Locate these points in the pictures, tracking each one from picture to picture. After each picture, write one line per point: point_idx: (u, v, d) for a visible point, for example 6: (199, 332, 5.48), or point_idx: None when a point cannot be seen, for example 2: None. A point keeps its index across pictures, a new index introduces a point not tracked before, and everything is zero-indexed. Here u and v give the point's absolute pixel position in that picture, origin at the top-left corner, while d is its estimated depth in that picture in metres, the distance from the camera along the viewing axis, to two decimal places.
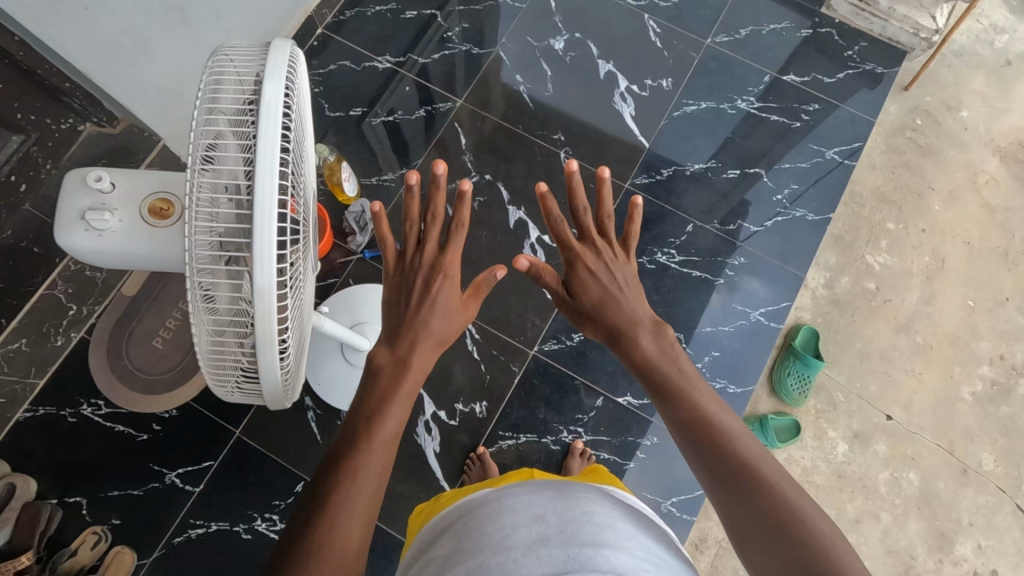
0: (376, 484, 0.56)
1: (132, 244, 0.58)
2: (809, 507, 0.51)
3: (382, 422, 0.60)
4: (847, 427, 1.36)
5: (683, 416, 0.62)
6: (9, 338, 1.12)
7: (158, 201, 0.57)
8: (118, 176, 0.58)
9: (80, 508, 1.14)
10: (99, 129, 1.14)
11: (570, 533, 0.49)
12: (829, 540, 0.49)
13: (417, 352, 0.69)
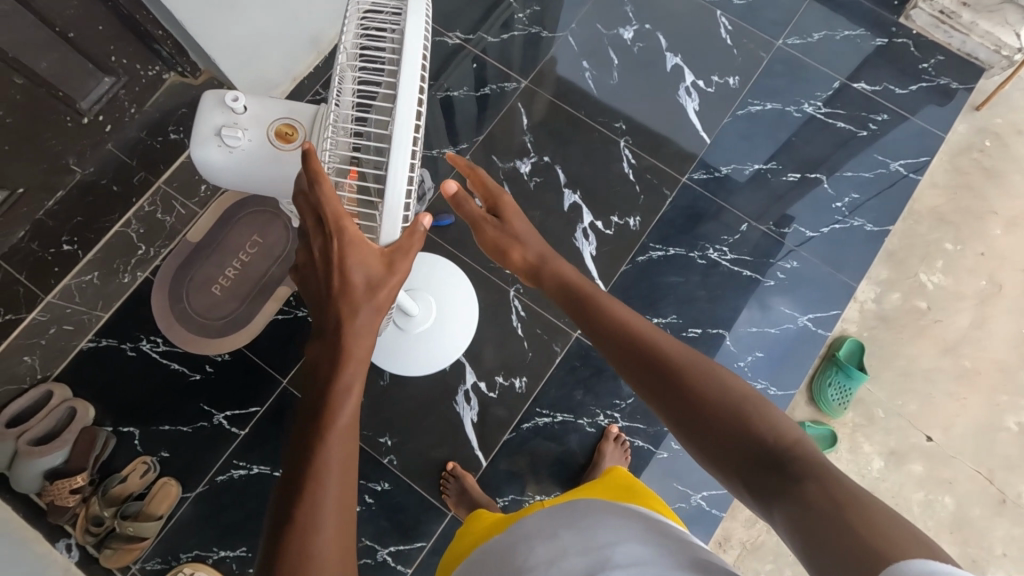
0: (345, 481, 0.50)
1: (258, 158, 0.75)
2: (752, 397, 0.55)
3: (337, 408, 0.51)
4: (884, 443, 1.34)
5: (623, 351, 0.66)
6: (83, 270, 1.20)
7: (283, 127, 0.74)
8: (250, 102, 0.74)
9: (132, 439, 1.20)
10: (182, 79, 1.22)
11: (585, 544, 0.55)
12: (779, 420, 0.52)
13: (354, 336, 0.52)
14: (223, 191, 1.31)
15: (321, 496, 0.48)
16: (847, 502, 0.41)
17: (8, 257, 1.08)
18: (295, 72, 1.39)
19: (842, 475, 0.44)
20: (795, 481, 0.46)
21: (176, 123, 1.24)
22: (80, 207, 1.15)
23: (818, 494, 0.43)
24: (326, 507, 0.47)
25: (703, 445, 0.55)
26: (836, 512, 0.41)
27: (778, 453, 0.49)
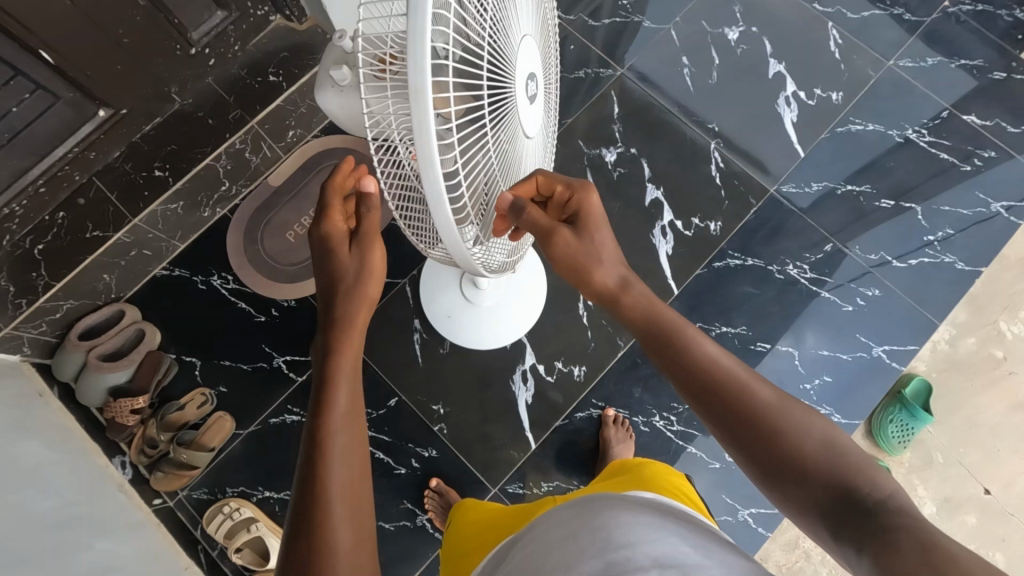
0: (355, 447, 0.60)
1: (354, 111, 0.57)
2: (826, 438, 0.54)
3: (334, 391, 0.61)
4: (938, 489, 1.30)
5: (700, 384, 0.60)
6: (170, 199, 1.19)
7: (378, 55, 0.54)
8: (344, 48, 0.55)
9: (193, 368, 1.22)
10: (286, 24, 1.20)
11: (603, 540, 0.50)
12: (878, 475, 0.51)
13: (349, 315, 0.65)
14: (310, 139, 1.33)
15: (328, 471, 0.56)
16: (938, 543, 0.40)
17: (103, 175, 1.10)
18: None
19: (927, 527, 0.42)
20: (873, 532, 0.45)
21: (276, 66, 1.21)
22: (175, 134, 1.15)
23: (911, 540, 0.41)
24: (336, 471, 0.57)
25: (779, 493, 0.55)
26: (919, 557, 0.39)
27: (858, 500, 0.48)
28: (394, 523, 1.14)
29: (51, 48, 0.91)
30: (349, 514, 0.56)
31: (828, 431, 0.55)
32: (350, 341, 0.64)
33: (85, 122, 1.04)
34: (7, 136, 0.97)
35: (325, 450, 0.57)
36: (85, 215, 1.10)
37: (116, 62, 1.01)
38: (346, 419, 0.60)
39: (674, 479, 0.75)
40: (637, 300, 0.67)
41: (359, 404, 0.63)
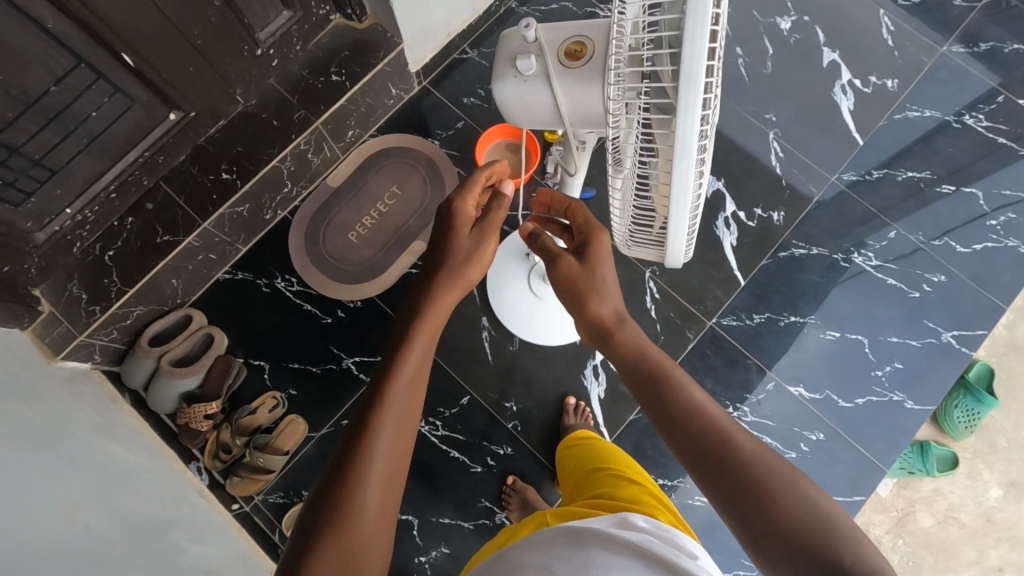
0: (406, 418, 0.56)
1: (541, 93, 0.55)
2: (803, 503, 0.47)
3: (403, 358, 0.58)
4: (1005, 473, 1.30)
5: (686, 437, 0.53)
6: (238, 202, 1.17)
7: (576, 42, 0.51)
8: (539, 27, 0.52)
9: (261, 372, 1.21)
10: (347, 23, 1.21)
11: None
12: (874, 556, 0.43)
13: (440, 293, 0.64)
14: (367, 138, 1.32)
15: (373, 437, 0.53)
16: None
17: (169, 179, 1.12)
18: (452, 27, 1.32)
19: None
20: None
21: (338, 65, 1.19)
22: (241, 136, 1.15)
23: None
24: (379, 440, 0.53)
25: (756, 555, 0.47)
26: None
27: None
28: (472, 521, 1.14)
29: (134, 50, 0.90)
30: (384, 475, 0.53)
31: (826, 503, 0.47)
32: (436, 307, 0.63)
33: (156, 126, 1.04)
34: (85, 140, 0.96)
35: (374, 418, 0.54)
36: (154, 220, 1.11)
37: (190, 64, 1.00)
38: (412, 380, 0.58)
39: (655, 493, 0.73)
40: (632, 335, 0.62)
41: (425, 372, 0.60)
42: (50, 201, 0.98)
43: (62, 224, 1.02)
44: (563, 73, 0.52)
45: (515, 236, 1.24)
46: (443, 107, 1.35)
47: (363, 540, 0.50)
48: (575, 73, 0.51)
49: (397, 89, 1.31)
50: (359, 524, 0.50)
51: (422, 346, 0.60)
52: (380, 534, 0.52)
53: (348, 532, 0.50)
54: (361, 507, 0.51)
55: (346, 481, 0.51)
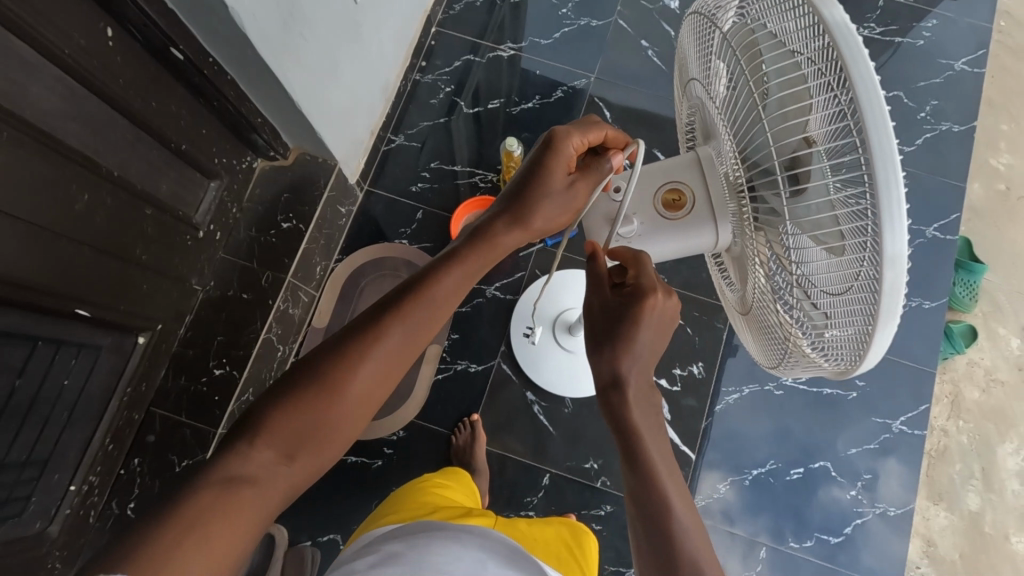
0: (355, 405, 0.58)
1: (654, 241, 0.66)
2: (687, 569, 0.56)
3: (378, 339, 0.59)
4: (1016, 322, 1.41)
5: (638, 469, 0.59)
6: (243, 391, 1.07)
7: (671, 193, 0.64)
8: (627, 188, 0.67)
9: (336, 545, 1.13)
10: (271, 163, 1.12)
11: None
12: None
13: (447, 274, 0.65)
14: (334, 266, 1.25)
15: (310, 404, 0.56)
16: None
17: (160, 402, 1.01)
18: (372, 124, 1.26)
19: None
20: None
21: (285, 211, 1.12)
22: (218, 324, 1.06)
23: None
24: (320, 409, 0.56)
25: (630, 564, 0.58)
26: None
27: None
28: None
29: (87, 302, 0.80)
30: (365, 397, 0.59)
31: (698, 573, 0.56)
32: (441, 289, 0.64)
33: (129, 359, 0.93)
34: (67, 412, 0.84)
35: (324, 386, 0.57)
36: (164, 450, 1.02)
37: (142, 281, 0.90)
38: (425, 328, 0.63)
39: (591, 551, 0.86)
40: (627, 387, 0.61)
41: (397, 365, 0.61)
42: (52, 489, 0.86)
43: (71, 502, 0.90)
44: (663, 223, 0.65)
45: (525, 294, 1.22)
46: (395, 204, 1.30)
47: (323, 434, 0.56)
48: (681, 219, 0.63)
49: (346, 206, 1.25)
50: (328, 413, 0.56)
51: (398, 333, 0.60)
52: (342, 433, 0.58)
53: (316, 411, 0.56)
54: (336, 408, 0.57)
55: (337, 377, 0.57)
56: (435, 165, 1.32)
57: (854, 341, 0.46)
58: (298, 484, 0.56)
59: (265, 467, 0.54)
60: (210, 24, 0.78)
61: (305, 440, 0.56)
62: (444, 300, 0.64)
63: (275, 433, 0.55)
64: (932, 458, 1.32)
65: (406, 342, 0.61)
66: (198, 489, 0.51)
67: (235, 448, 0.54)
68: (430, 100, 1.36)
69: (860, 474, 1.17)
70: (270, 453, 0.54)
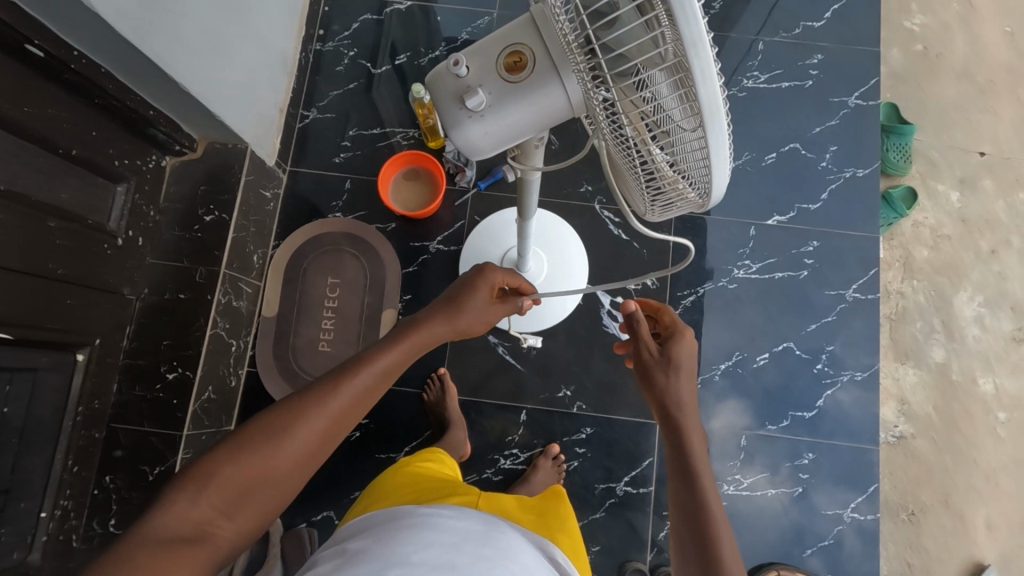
0: (291, 474, 0.57)
1: None
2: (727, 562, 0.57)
3: (330, 400, 0.60)
4: (953, 176, 1.43)
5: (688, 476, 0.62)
6: (201, 390, 1.06)
7: None
8: None
9: (331, 521, 1.14)
10: (181, 159, 1.11)
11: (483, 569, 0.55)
12: None
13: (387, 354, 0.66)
14: (273, 253, 1.23)
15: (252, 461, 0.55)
16: None
17: (119, 416, 1.00)
18: (279, 102, 1.23)
19: None
20: None
21: (204, 204, 1.09)
22: (162, 328, 1.04)
23: None
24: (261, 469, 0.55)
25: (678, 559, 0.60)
26: None
27: None
28: (603, 508, 1.14)
29: (7, 324, 0.79)
30: (310, 451, 0.58)
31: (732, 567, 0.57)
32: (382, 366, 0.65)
33: (73, 377, 0.92)
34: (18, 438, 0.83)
35: (267, 447, 0.56)
36: (134, 463, 1.01)
37: (66, 296, 0.88)
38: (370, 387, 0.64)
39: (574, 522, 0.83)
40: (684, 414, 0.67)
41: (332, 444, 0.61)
42: (22, 518, 0.85)
43: (47, 529, 0.90)
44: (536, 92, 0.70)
45: (469, 241, 1.21)
46: (321, 180, 1.27)
47: (264, 488, 0.56)
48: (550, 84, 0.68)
49: (271, 190, 1.22)
50: (264, 461, 0.56)
51: (345, 400, 0.61)
52: (286, 488, 0.57)
53: (258, 462, 0.55)
54: (281, 458, 0.56)
55: (281, 429, 0.57)
56: (354, 132, 1.29)
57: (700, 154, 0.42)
58: (233, 543, 0.53)
59: (199, 521, 0.52)
60: (62, 13, 0.75)
61: (245, 492, 0.54)
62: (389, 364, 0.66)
63: (215, 487, 0.53)
64: (893, 321, 1.36)
65: (347, 423, 0.62)
66: (128, 542, 0.48)
67: (172, 499, 0.52)
68: (336, 69, 1.33)
69: (823, 347, 1.19)
70: (209, 510, 0.53)
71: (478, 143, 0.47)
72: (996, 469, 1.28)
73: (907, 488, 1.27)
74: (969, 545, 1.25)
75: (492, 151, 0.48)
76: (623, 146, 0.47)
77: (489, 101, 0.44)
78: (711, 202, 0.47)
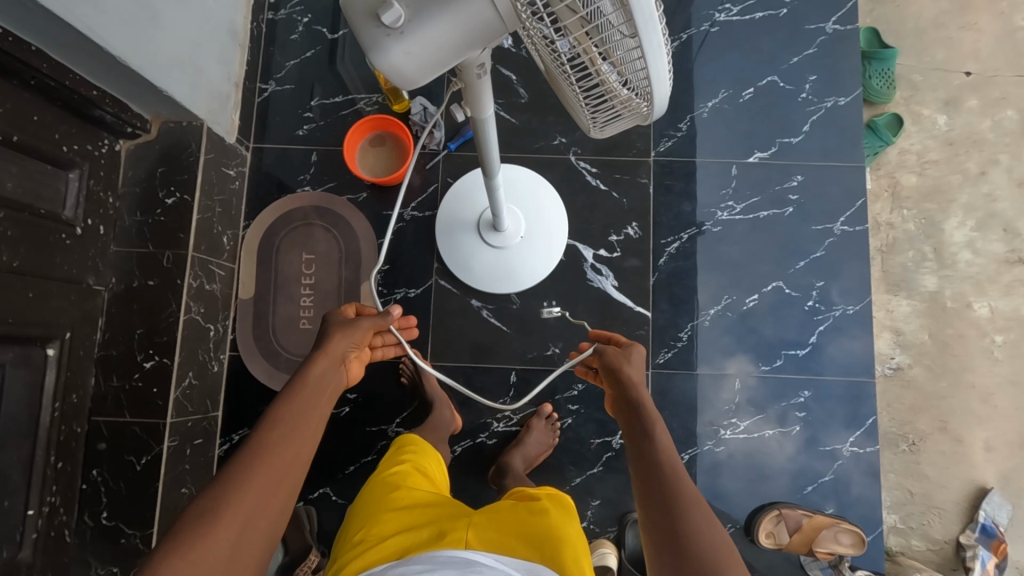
0: (240, 551, 0.52)
1: None
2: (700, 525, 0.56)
3: (252, 468, 0.55)
4: (937, 99, 1.39)
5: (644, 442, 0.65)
6: (181, 376, 1.03)
7: None
8: None
9: (329, 497, 1.13)
10: (136, 141, 1.07)
11: None
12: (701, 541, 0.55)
13: (293, 403, 0.62)
14: (244, 234, 1.20)
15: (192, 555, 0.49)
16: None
17: (100, 408, 1.00)
18: (234, 76, 1.18)
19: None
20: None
21: (164, 186, 1.06)
22: (133, 317, 1.02)
23: None
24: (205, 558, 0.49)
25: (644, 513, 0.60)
26: None
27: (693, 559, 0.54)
28: (599, 462, 1.13)
29: None
30: (251, 519, 0.53)
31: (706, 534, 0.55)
32: (294, 417, 0.61)
33: (46, 372, 0.90)
34: None
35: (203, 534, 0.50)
36: (120, 455, 0.99)
37: (25, 289, 0.85)
38: (292, 440, 0.59)
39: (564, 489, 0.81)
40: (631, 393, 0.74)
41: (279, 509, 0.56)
42: (8, 517, 0.84)
43: (36, 525, 0.88)
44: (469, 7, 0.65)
45: (444, 204, 1.18)
46: (286, 154, 1.23)
47: None
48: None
49: (234, 167, 1.18)
50: (203, 559, 0.49)
51: (272, 461, 0.57)
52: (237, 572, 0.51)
53: (200, 557, 0.49)
54: (224, 543, 0.51)
55: (202, 520, 0.51)
56: (315, 102, 1.25)
57: (637, 63, 0.41)
58: None
59: None
60: None
61: None
62: (296, 415, 0.61)
63: None
64: (882, 253, 1.33)
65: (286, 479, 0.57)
66: None
67: None
68: (291, 37, 1.27)
69: (812, 284, 1.17)
70: None
71: (401, 65, 0.42)
72: (993, 391, 1.27)
73: (904, 418, 1.26)
74: (970, 469, 1.24)
75: (423, 77, 0.44)
76: (559, 61, 0.45)
77: (409, 16, 0.40)
78: (654, 108, 0.46)
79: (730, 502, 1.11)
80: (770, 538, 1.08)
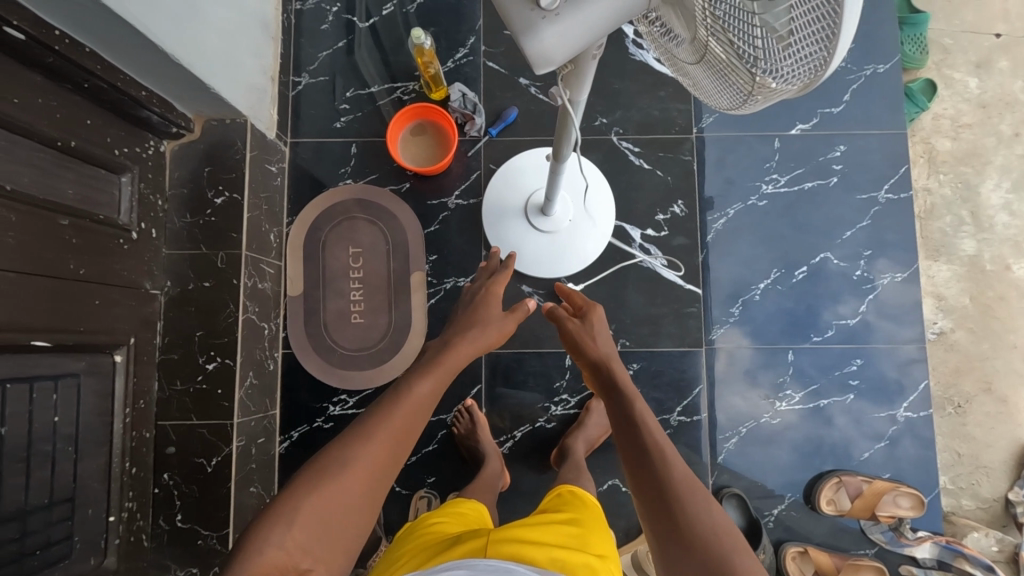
0: (363, 492, 0.61)
1: None
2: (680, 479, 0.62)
3: (385, 420, 0.65)
4: (968, 62, 1.39)
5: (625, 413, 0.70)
6: (243, 377, 1.03)
7: None
8: None
9: (393, 488, 1.14)
10: (179, 142, 1.05)
11: None
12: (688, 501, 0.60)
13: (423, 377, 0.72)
14: (288, 231, 1.19)
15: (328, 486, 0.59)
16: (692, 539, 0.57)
17: (165, 414, 1.00)
18: (268, 69, 1.16)
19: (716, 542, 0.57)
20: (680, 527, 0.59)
21: (211, 186, 1.04)
22: (192, 320, 1.02)
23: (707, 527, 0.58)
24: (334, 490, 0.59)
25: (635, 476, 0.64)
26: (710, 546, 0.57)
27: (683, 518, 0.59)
28: None
29: (36, 330, 0.75)
30: (377, 468, 0.63)
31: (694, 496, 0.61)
32: (423, 390, 0.70)
33: (116, 380, 0.90)
34: (73, 446, 0.81)
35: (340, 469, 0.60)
36: (190, 458, 0.99)
37: (92, 297, 0.85)
38: (416, 407, 0.68)
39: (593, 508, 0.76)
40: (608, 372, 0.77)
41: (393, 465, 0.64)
42: (92, 524, 0.84)
43: (117, 532, 0.89)
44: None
45: (489, 191, 1.17)
46: (324, 148, 1.22)
47: (344, 509, 0.59)
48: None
49: (275, 164, 1.17)
50: (337, 492, 0.59)
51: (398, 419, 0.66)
52: (358, 508, 0.60)
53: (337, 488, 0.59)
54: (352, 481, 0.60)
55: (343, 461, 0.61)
56: (349, 93, 1.23)
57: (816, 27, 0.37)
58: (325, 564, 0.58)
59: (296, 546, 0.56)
60: None
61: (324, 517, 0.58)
62: (422, 389, 0.70)
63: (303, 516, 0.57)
64: (921, 219, 1.34)
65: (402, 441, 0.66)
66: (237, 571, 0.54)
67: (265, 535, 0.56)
68: (320, 27, 1.24)
69: (859, 254, 1.17)
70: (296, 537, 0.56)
71: (551, 49, 0.44)
72: None
73: (950, 381, 1.28)
74: (1016, 428, 1.26)
75: (562, 57, 0.45)
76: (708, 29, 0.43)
77: None
78: (815, 82, 0.40)
79: (789, 472, 1.13)
80: (831, 505, 1.10)
